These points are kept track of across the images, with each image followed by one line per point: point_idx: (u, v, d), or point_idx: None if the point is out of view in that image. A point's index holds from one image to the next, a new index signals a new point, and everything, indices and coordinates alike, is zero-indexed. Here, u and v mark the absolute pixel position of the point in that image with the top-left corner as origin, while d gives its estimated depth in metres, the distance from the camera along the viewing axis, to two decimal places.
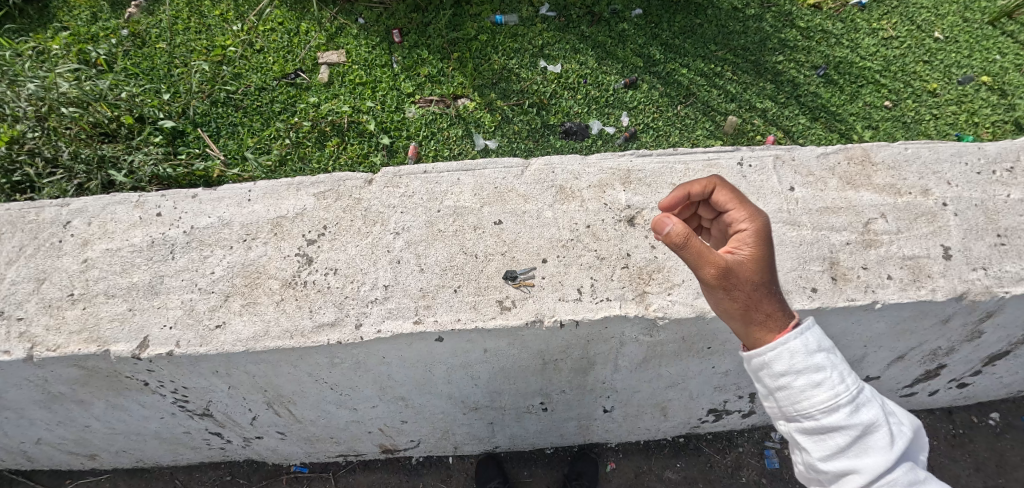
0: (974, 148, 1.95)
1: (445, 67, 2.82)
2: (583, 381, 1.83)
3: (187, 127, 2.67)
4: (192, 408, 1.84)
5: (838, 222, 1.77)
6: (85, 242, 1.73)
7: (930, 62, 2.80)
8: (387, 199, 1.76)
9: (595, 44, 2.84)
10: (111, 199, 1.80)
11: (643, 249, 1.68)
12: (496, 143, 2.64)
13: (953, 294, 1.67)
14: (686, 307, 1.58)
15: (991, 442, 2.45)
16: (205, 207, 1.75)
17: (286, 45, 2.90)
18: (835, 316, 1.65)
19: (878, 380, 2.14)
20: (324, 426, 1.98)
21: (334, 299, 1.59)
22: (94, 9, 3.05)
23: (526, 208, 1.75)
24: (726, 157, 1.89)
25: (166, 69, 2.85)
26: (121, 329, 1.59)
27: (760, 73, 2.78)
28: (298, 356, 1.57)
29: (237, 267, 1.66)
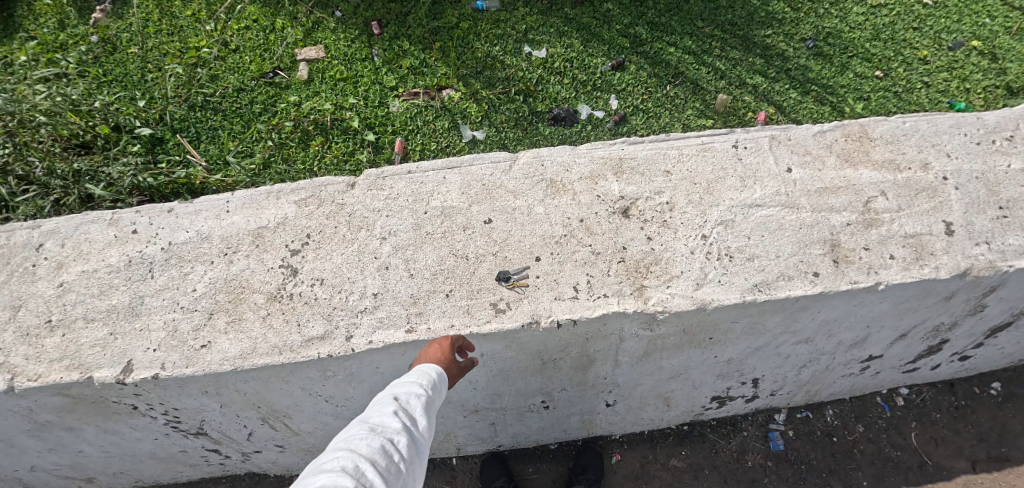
0: (972, 118, 1.90)
1: (428, 57, 2.72)
2: (584, 378, 1.79)
3: (166, 134, 2.59)
4: (185, 428, 1.79)
5: (838, 202, 1.72)
6: (60, 264, 1.67)
7: (920, 29, 2.73)
8: (372, 203, 1.69)
9: (581, 26, 2.75)
10: (85, 218, 1.73)
11: (639, 242, 1.62)
12: (484, 134, 2.56)
13: (957, 271, 1.63)
14: (686, 299, 1.53)
15: (994, 412, 2.44)
16: (182, 222, 1.68)
17: (263, 42, 2.79)
18: (838, 299, 1.61)
19: (881, 358, 2.12)
20: (323, 437, 1.93)
21: (322, 311, 1.53)
22: (61, 15, 2.92)
23: (516, 204, 1.69)
24: (720, 140, 1.83)
25: (140, 74, 2.74)
26: (103, 355, 1.53)
27: (749, 48, 2.70)
28: (288, 372, 1.51)
29: (219, 282, 1.59)
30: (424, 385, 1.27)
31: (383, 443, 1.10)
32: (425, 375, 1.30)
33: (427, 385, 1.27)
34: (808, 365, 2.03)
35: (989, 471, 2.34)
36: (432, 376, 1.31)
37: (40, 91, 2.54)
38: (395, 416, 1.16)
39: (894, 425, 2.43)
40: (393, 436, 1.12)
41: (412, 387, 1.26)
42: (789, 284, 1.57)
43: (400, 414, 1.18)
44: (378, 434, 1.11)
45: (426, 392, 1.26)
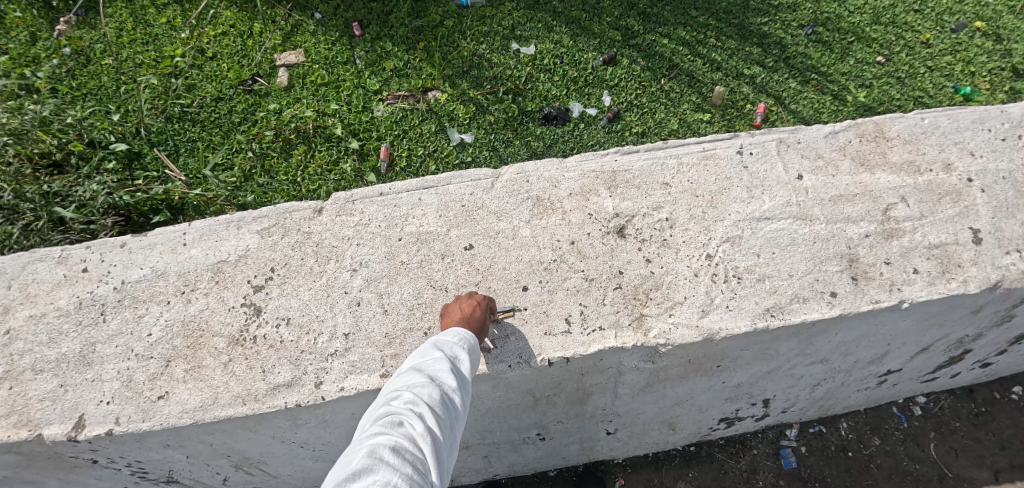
0: (995, 111, 1.73)
1: (411, 58, 2.56)
2: (581, 411, 1.65)
3: (143, 148, 2.44)
4: (154, 477, 1.63)
5: (854, 212, 1.57)
6: (5, 309, 1.50)
7: (921, 11, 2.55)
8: (341, 231, 1.55)
9: (569, 20, 2.58)
10: (31, 256, 1.56)
11: (636, 265, 1.47)
12: (472, 136, 2.39)
13: (987, 284, 1.48)
14: (691, 329, 1.38)
15: (1016, 418, 2.30)
16: (136, 257, 1.54)
17: (240, 49, 2.63)
18: (857, 320, 1.46)
19: (901, 371, 1.97)
20: (304, 478, 1.79)
21: (289, 355, 1.38)
22: (33, 28, 2.74)
23: (500, 227, 1.54)
24: (723, 146, 1.67)
25: (114, 86, 2.58)
26: (53, 410, 1.38)
27: (745, 37, 2.52)
28: (254, 423, 1.37)
29: (177, 325, 1.45)
30: (473, 342, 1.16)
31: (444, 395, 0.98)
32: (472, 334, 1.18)
33: (476, 344, 1.16)
34: (823, 383, 1.88)
35: (1012, 481, 2.19)
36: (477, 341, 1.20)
37: (11, 108, 2.36)
38: (452, 369, 1.04)
39: (912, 437, 2.28)
40: (453, 391, 1.00)
41: (464, 340, 1.13)
42: (804, 307, 1.42)
43: (456, 367, 1.06)
44: (438, 384, 0.99)
45: (475, 352, 1.15)
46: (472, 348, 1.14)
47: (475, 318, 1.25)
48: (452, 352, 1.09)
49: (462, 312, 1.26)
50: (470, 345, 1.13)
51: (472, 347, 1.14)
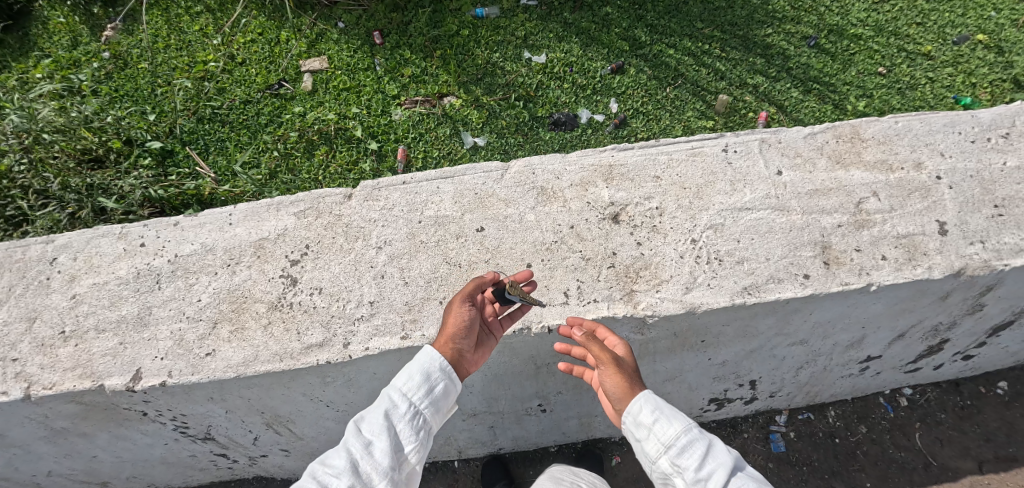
0: (967, 116, 1.87)
1: (428, 66, 2.76)
2: (579, 382, 1.83)
3: (176, 146, 2.65)
4: (193, 433, 1.82)
5: (829, 204, 1.72)
6: (72, 277, 1.72)
7: (923, 24, 2.62)
8: (368, 214, 1.74)
9: (579, 31, 2.76)
10: (94, 233, 1.78)
11: (629, 247, 1.65)
12: (485, 140, 2.59)
13: (950, 270, 1.60)
14: (675, 303, 1.56)
15: (1000, 412, 2.28)
16: (187, 234, 1.74)
17: (268, 55, 2.84)
18: (829, 301, 1.60)
19: (880, 359, 2.02)
20: (326, 441, 1.98)
21: (321, 319, 1.58)
22: (75, 33, 2.98)
23: (508, 212, 1.72)
24: (711, 144, 1.84)
25: (149, 89, 2.80)
26: (114, 363, 1.58)
27: (748, 48, 2.65)
28: (289, 378, 1.57)
29: (223, 292, 1.65)
30: (411, 381, 1.31)
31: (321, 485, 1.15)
32: (424, 357, 1.35)
33: (416, 381, 1.31)
34: (805, 367, 1.97)
35: (996, 472, 2.19)
36: (435, 362, 1.34)
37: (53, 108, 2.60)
38: (342, 455, 1.19)
39: (898, 426, 2.29)
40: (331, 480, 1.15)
41: (398, 381, 1.31)
42: (778, 287, 1.58)
43: (352, 449, 1.20)
44: (320, 476, 1.16)
45: (414, 390, 1.30)
46: (407, 388, 1.30)
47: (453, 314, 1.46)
48: (358, 431, 1.23)
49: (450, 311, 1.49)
50: (403, 386, 1.30)
51: (408, 387, 1.30)
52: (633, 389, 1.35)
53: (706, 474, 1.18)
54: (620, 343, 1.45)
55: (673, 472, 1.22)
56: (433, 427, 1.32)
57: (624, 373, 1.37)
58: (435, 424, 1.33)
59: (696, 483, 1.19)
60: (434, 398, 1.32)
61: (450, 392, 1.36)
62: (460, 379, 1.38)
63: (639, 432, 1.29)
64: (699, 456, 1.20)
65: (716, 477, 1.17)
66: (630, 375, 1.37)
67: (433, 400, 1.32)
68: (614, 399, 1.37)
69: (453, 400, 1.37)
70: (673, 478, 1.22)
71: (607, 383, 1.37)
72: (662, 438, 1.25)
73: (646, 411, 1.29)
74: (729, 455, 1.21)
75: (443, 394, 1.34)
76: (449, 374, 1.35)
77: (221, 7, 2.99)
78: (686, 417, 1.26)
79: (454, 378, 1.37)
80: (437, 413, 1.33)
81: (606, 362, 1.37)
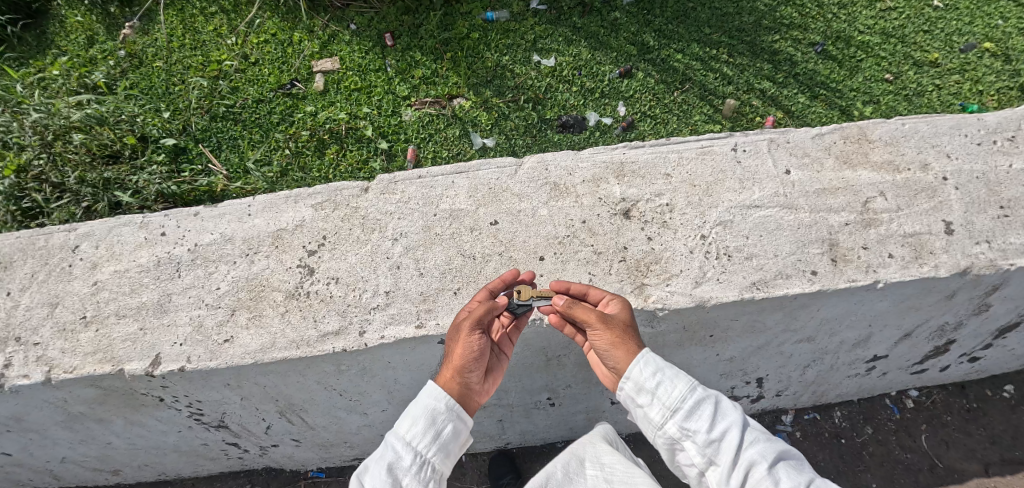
0: (972, 119, 1.90)
1: (439, 67, 2.76)
2: (588, 375, 1.88)
3: (188, 143, 2.63)
4: (207, 421, 1.85)
5: (836, 203, 1.75)
6: (94, 264, 1.77)
7: (930, 31, 2.65)
8: (384, 206, 1.79)
9: (589, 35, 2.77)
10: (117, 222, 1.83)
11: (639, 242, 1.70)
12: (494, 141, 2.59)
13: (956, 269, 1.63)
14: (685, 296, 1.60)
15: (1007, 415, 2.26)
16: (207, 225, 1.79)
17: (281, 55, 2.83)
18: (836, 298, 1.63)
19: (886, 359, 2.03)
20: (337, 431, 2.01)
21: (338, 308, 1.63)
22: (91, 32, 3.01)
23: (521, 207, 1.77)
24: (720, 144, 1.88)
25: (164, 87, 2.79)
26: (134, 348, 1.62)
27: (757, 53, 2.67)
28: (305, 365, 1.60)
29: (242, 281, 1.69)
30: (415, 426, 1.30)
31: None
32: (427, 398, 1.34)
33: (420, 425, 1.31)
34: (812, 365, 1.99)
35: (1001, 474, 2.17)
36: (440, 403, 1.34)
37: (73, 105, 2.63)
38: None
39: (904, 427, 2.26)
40: None
41: (401, 427, 1.30)
42: (786, 282, 1.61)
43: None
44: None
45: (418, 435, 1.29)
46: (411, 434, 1.29)
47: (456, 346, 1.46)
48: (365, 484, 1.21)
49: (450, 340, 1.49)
50: (406, 432, 1.29)
51: (412, 433, 1.29)
52: (626, 342, 1.40)
53: (718, 434, 1.24)
54: (612, 302, 1.49)
55: (682, 434, 1.28)
56: (442, 473, 1.30)
57: (615, 329, 1.43)
58: (444, 470, 1.31)
59: (708, 443, 1.25)
60: (440, 443, 1.31)
61: (456, 434, 1.34)
62: (465, 418, 1.37)
63: (642, 398, 1.34)
64: (708, 416, 1.26)
65: (728, 435, 1.24)
66: (622, 330, 1.42)
67: (439, 445, 1.30)
68: (608, 355, 1.42)
69: (459, 444, 1.35)
70: (683, 441, 1.28)
71: (598, 341, 1.42)
72: (667, 402, 1.30)
73: (647, 373, 1.34)
74: (735, 411, 1.27)
75: (448, 437, 1.33)
76: (453, 415, 1.35)
77: (235, 8, 2.99)
78: (688, 377, 1.32)
79: (458, 419, 1.36)
80: (445, 458, 1.31)
81: (596, 322, 1.42)
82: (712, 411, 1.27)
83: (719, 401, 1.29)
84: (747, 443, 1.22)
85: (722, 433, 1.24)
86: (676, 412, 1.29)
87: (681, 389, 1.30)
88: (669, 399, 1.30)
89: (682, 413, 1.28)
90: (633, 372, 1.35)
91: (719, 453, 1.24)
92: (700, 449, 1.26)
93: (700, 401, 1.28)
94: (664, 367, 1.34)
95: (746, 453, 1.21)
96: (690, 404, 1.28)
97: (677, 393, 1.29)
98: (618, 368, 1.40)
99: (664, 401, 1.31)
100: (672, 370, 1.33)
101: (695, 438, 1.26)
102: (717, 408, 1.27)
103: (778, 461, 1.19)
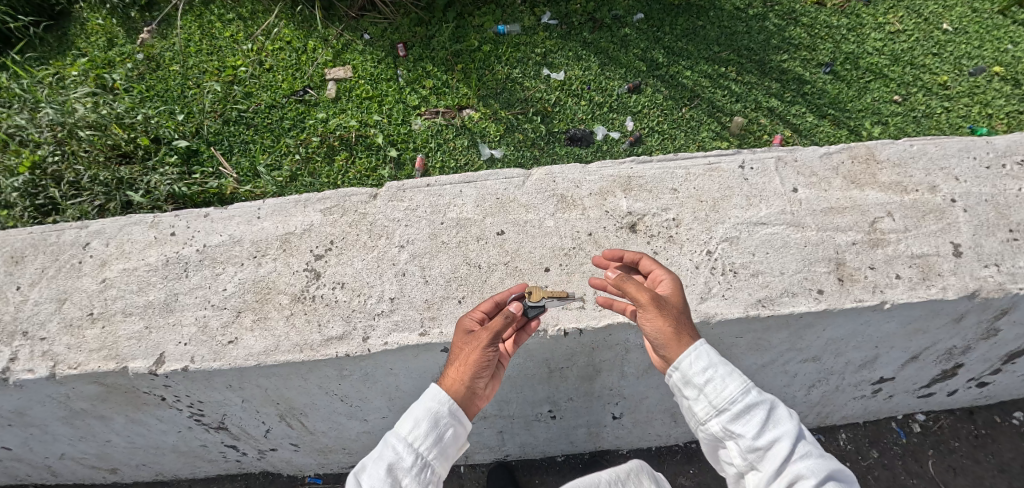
0: (981, 142, 1.90)
1: (449, 78, 2.78)
2: (591, 388, 1.87)
3: (201, 146, 2.65)
4: (207, 422, 1.85)
5: (844, 222, 1.75)
6: (103, 262, 1.79)
7: (939, 55, 2.66)
8: (392, 214, 1.82)
9: (598, 50, 2.79)
10: (128, 221, 1.85)
11: (645, 256, 1.70)
12: (502, 152, 2.58)
13: (965, 292, 1.61)
14: (690, 312, 1.59)
15: (1016, 442, 2.22)
16: (217, 226, 1.81)
17: (295, 63, 2.87)
18: (843, 317, 1.62)
19: (893, 381, 2.01)
20: (336, 437, 2.00)
21: (342, 313, 1.63)
22: (110, 35, 3.07)
23: (528, 217, 1.79)
24: (727, 161, 1.89)
25: (179, 91, 2.83)
26: (138, 346, 1.62)
27: (765, 72, 2.68)
28: (308, 369, 1.60)
29: (248, 282, 1.71)
30: (417, 428, 1.27)
31: None
32: (430, 400, 1.31)
33: (422, 428, 1.27)
34: (818, 385, 1.97)
35: None
36: (444, 405, 1.31)
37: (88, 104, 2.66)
38: None
39: (911, 452, 2.22)
40: None
41: (403, 428, 1.27)
42: (792, 300, 1.61)
43: None
44: None
45: (420, 437, 1.26)
46: (413, 436, 1.26)
47: (463, 353, 1.43)
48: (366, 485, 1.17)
49: (456, 348, 1.47)
50: (409, 433, 1.26)
51: (413, 435, 1.26)
52: (679, 334, 1.34)
53: (765, 443, 1.19)
54: (664, 282, 1.45)
55: (726, 435, 1.23)
56: (441, 476, 1.28)
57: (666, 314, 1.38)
58: (443, 474, 1.28)
59: (753, 449, 1.20)
60: (441, 446, 1.28)
61: (456, 438, 1.32)
62: (466, 422, 1.34)
63: (689, 391, 1.29)
64: (759, 423, 1.20)
65: (778, 445, 1.18)
66: (674, 317, 1.37)
67: (440, 449, 1.28)
68: (659, 344, 1.37)
69: (458, 448, 1.33)
70: (726, 441, 1.24)
71: (648, 328, 1.38)
72: (715, 400, 1.24)
73: (698, 367, 1.28)
74: (791, 421, 1.20)
75: (449, 441, 1.30)
76: (455, 418, 1.32)
77: (252, 15, 3.05)
78: (742, 377, 1.25)
79: (460, 423, 1.33)
80: (444, 461, 1.29)
81: (647, 306, 1.38)
82: (764, 417, 1.20)
83: (774, 407, 1.21)
84: (796, 456, 1.17)
85: (771, 441, 1.19)
86: (722, 413, 1.23)
87: (731, 391, 1.23)
88: (718, 398, 1.24)
89: (729, 415, 1.22)
90: (682, 363, 1.30)
91: (762, 460, 1.19)
92: (742, 453, 1.21)
93: (751, 405, 1.22)
94: (720, 362, 1.27)
95: (794, 467, 1.15)
96: (739, 406, 1.22)
97: (726, 394, 1.23)
98: (668, 358, 1.35)
99: (711, 398, 1.25)
100: (728, 367, 1.26)
101: (739, 442, 1.22)
102: (769, 413, 1.21)
103: (829, 480, 1.14)
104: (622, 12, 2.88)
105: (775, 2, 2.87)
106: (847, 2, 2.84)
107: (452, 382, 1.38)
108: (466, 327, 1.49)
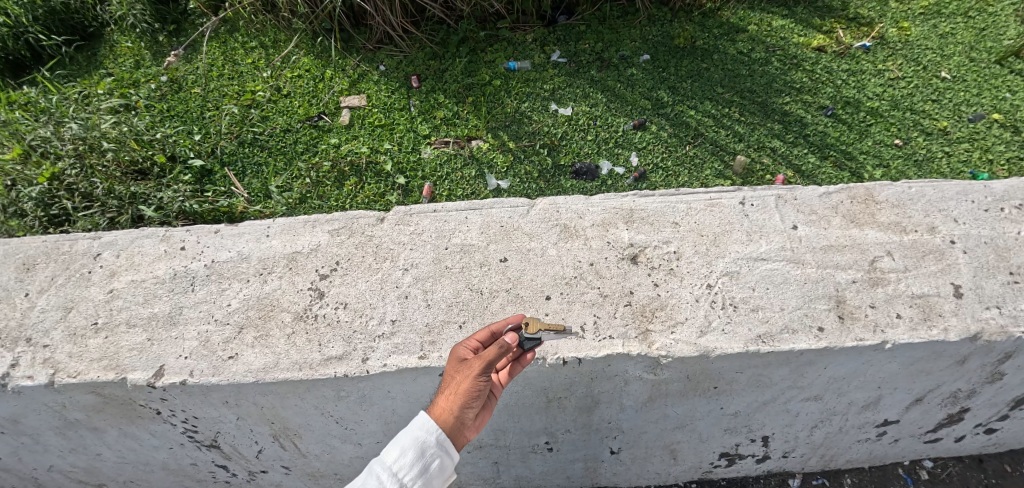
0: (978, 186, 1.92)
1: (460, 110, 2.84)
2: (588, 421, 1.84)
3: (215, 166, 2.70)
4: (200, 439, 1.83)
5: (843, 260, 1.76)
6: (113, 273, 1.83)
7: (938, 101, 2.71)
8: (398, 237, 1.87)
9: (605, 88, 2.87)
10: (140, 233, 1.91)
11: (645, 287, 1.72)
12: (508, 183, 2.60)
13: (967, 333, 1.61)
14: (689, 345, 1.59)
15: None
16: (226, 242, 1.87)
17: (311, 90, 2.96)
18: (844, 356, 1.61)
19: (898, 424, 1.97)
20: (329, 461, 1.97)
21: (343, 333, 1.65)
22: (137, 57, 3.19)
23: (530, 245, 1.82)
24: (727, 197, 1.93)
25: (198, 112, 2.90)
26: (139, 358, 1.64)
27: (768, 113, 2.73)
28: (305, 388, 1.60)
29: (253, 299, 1.74)
30: (403, 458, 1.30)
31: None
32: (418, 429, 1.34)
33: (407, 457, 1.30)
34: (821, 426, 1.94)
35: None
36: (431, 437, 1.34)
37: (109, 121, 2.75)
38: None
39: None
40: None
41: (389, 456, 1.29)
42: (793, 337, 1.60)
43: None
44: None
45: (405, 467, 1.29)
46: (399, 465, 1.29)
47: (455, 379, 1.44)
48: None
49: (450, 374, 1.47)
50: (394, 463, 1.28)
51: (399, 464, 1.29)
52: None
53: None
54: None
55: None
56: None
57: None
58: None
59: None
60: (425, 477, 1.30)
61: (442, 470, 1.34)
62: (453, 453, 1.37)
63: None
64: None
65: None
66: None
67: (425, 480, 1.30)
68: None
69: (444, 480, 1.35)
70: None
71: None
72: None
73: None
74: None
75: (434, 472, 1.32)
76: (442, 449, 1.35)
77: (274, 44, 3.17)
78: None
79: (446, 454, 1.35)
80: None
81: None
82: None
83: None
84: None
85: None
86: None
87: None
88: None
89: None
90: None
91: None
92: None
93: None
94: None
95: None
96: None
97: None
98: None
99: None
100: None
101: None
102: None
103: None
104: (629, 53, 2.98)
105: (778, 47, 2.97)
106: (847, 50, 2.93)
107: (441, 412, 1.39)
108: (460, 355, 1.49)
